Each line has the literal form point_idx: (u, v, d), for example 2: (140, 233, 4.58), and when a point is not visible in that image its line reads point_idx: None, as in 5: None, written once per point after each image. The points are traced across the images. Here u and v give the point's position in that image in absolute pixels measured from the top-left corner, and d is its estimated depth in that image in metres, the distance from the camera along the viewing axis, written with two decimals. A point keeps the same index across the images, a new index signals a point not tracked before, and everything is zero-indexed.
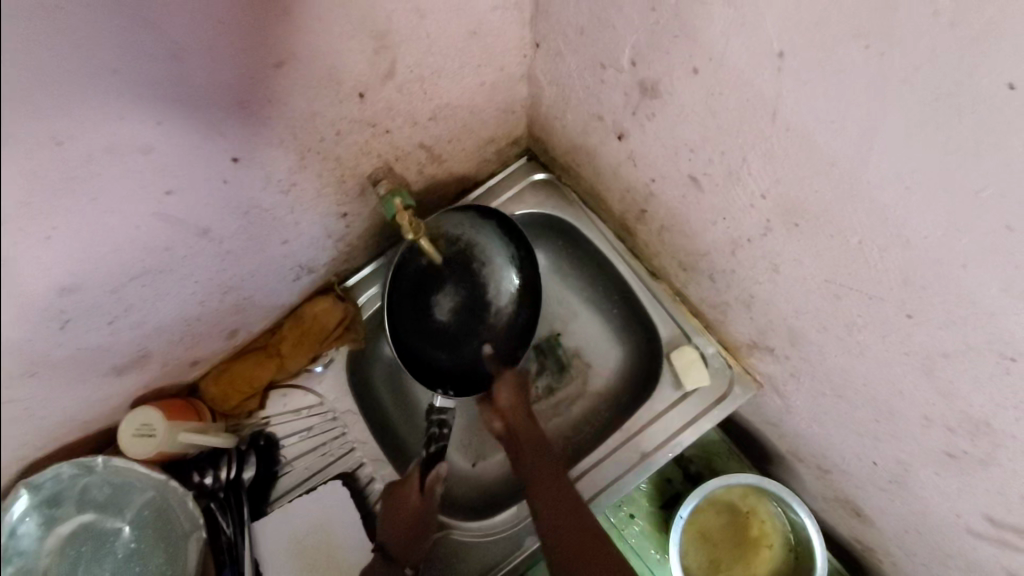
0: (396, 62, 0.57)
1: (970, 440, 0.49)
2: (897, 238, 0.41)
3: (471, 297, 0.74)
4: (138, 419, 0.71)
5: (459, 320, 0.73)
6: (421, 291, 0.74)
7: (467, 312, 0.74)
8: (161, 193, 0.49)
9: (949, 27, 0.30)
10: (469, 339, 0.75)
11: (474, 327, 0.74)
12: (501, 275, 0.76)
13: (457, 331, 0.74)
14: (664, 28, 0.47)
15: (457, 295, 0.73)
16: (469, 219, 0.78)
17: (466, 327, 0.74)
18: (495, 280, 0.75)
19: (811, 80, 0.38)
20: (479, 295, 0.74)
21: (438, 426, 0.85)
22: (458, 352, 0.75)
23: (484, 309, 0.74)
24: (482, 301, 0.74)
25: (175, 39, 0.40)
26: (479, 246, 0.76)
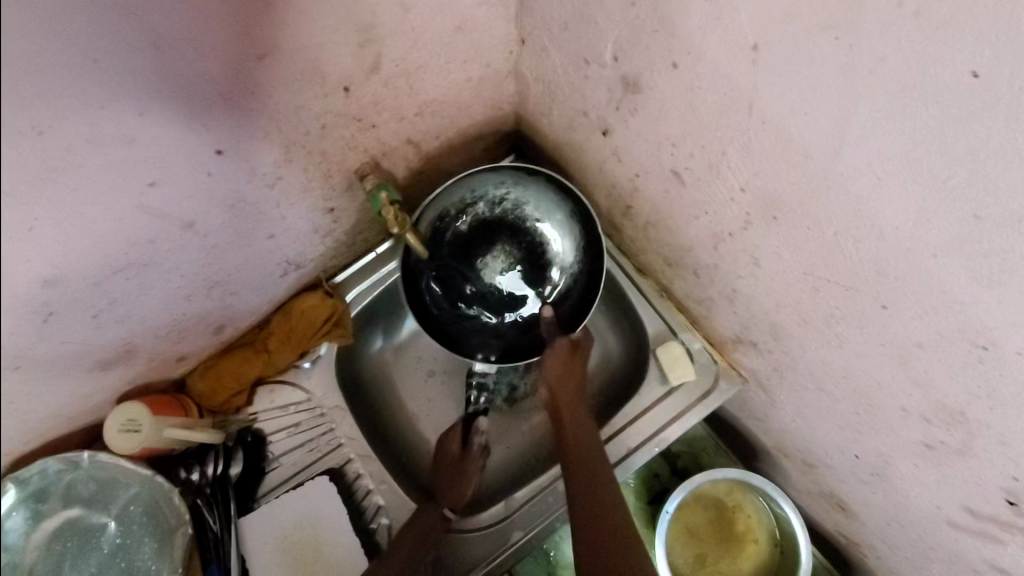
0: (382, 56, 0.57)
1: (946, 430, 0.50)
2: (870, 229, 0.41)
3: (525, 256, 0.79)
4: (123, 415, 0.71)
5: (515, 278, 0.78)
6: (475, 252, 0.78)
7: (524, 270, 0.78)
8: (144, 184, 0.49)
9: (913, 19, 0.30)
10: (528, 294, 0.79)
11: (534, 280, 0.79)
12: (553, 233, 0.79)
13: (513, 290, 0.79)
14: (644, 23, 0.48)
15: (512, 254, 0.78)
16: (512, 181, 0.80)
17: (524, 284, 0.79)
18: (548, 237, 0.79)
19: (785, 74, 0.39)
20: (535, 253, 0.79)
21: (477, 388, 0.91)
22: (516, 309, 0.80)
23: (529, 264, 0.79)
24: (538, 259, 0.79)
25: (158, 30, 0.40)
26: (529, 206, 0.79)
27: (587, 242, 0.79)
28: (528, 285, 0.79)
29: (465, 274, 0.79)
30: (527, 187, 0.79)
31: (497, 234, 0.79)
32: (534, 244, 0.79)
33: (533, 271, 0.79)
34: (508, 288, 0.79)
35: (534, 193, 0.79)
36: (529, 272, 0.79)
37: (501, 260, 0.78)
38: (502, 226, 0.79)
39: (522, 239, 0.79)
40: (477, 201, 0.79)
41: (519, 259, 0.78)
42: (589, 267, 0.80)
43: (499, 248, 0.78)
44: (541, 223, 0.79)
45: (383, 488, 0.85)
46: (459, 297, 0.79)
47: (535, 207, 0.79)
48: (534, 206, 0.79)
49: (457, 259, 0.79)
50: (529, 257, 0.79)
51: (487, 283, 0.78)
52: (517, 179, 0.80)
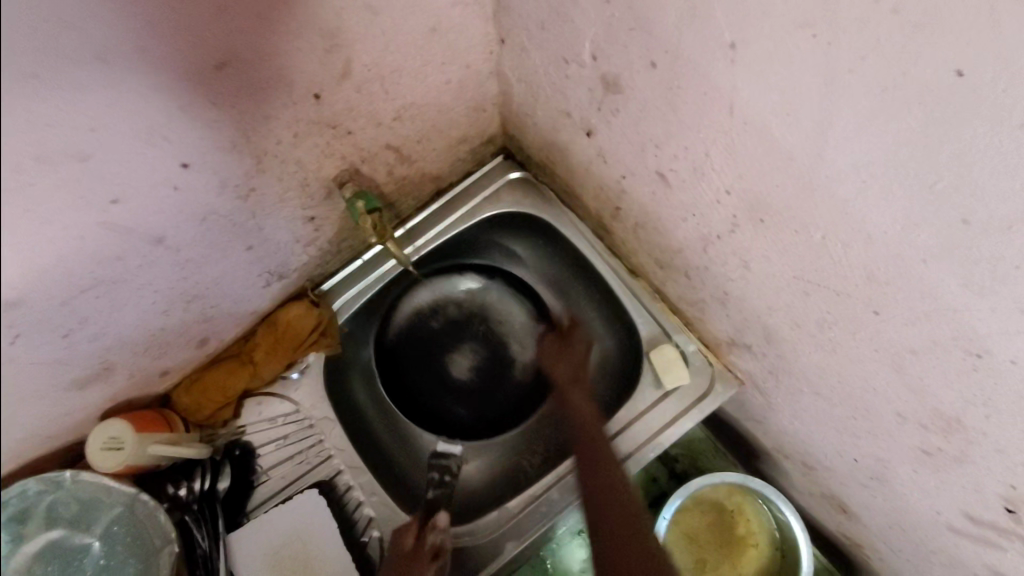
0: (351, 61, 0.55)
1: (944, 437, 0.48)
2: (859, 233, 0.39)
3: (488, 354, 0.92)
4: (105, 433, 0.70)
5: (478, 374, 0.91)
6: (446, 350, 0.92)
7: (486, 366, 0.91)
8: (105, 202, 0.47)
9: (892, 16, 0.28)
10: (490, 387, 0.91)
11: (494, 374, 0.91)
12: (517, 331, 0.92)
13: (477, 385, 0.91)
14: (619, 21, 0.46)
15: (476, 353, 0.92)
16: (476, 285, 0.93)
17: (487, 378, 0.91)
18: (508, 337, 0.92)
19: (764, 72, 0.37)
20: (497, 351, 0.92)
21: (440, 472, 0.85)
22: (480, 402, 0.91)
23: (497, 362, 0.92)
24: (499, 356, 0.92)
25: (105, 43, 0.38)
26: (491, 307, 0.93)
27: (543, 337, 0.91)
28: (491, 378, 0.91)
29: (436, 372, 0.91)
30: (491, 289, 0.93)
31: (462, 336, 0.92)
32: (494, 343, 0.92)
33: (495, 365, 0.92)
34: (475, 383, 0.91)
35: (495, 297, 0.93)
36: (491, 367, 0.92)
37: (468, 356, 0.92)
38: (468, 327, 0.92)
39: (485, 340, 0.92)
40: (446, 304, 0.93)
41: (482, 357, 0.91)
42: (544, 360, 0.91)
43: (464, 347, 0.92)
44: (502, 323, 0.92)
45: (374, 500, 0.83)
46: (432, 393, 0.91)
47: (496, 309, 0.93)
48: (497, 308, 0.93)
49: (429, 357, 0.92)
50: (492, 353, 0.92)
51: (456, 378, 0.91)
52: (482, 283, 0.93)
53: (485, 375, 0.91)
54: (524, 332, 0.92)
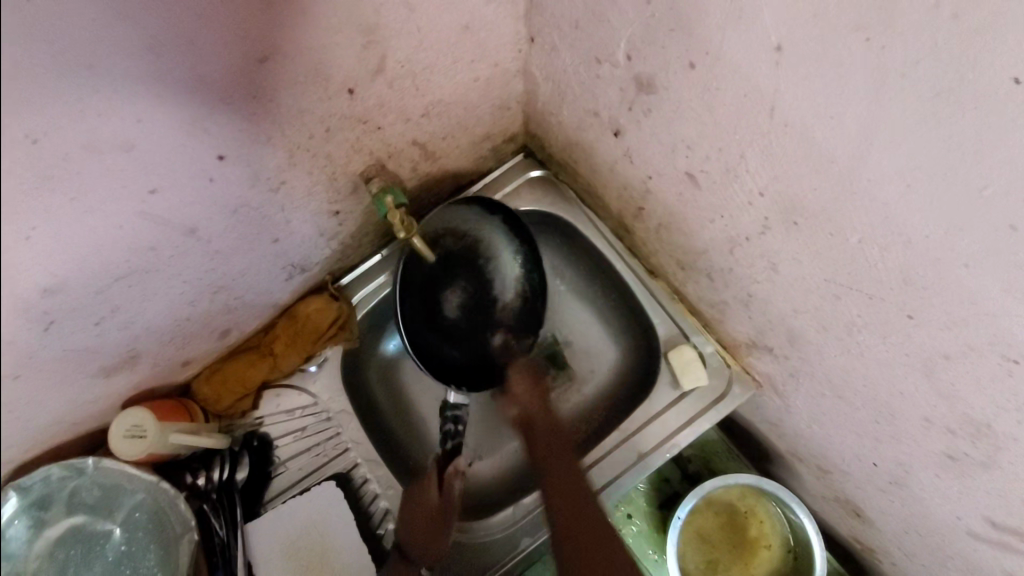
0: (386, 57, 0.56)
1: (971, 443, 0.48)
2: (897, 237, 0.40)
3: (481, 293, 0.76)
4: (128, 421, 0.70)
5: (468, 318, 0.76)
6: (434, 284, 0.76)
7: (477, 308, 0.76)
8: (144, 191, 0.48)
9: (952, 21, 0.28)
10: (479, 332, 0.77)
11: (485, 320, 0.76)
12: (511, 271, 0.78)
13: (467, 327, 0.76)
14: (659, 22, 0.46)
15: (468, 289, 0.75)
16: (475, 218, 0.79)
17: (478, 321, 0.76)
18: (501, 276, 0.77)
19: (809, 76, 0.37)
20: (490, 291, 0.77)
21: (453, 421, 0.84)
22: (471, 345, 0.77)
23: (489, 306, 0.76)
24: (492, 297, 0.77)
25: (156, 34, 0.39)
26: (489, 242, 0.78)
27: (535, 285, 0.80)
28: (482, 323, 0.76)
29: (424, 306, 0.76)
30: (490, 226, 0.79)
31: (455, 266, 0.76)
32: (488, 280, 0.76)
33: (486, 309, 0.76)
34: (463, 325, 0.76)
35: (494, 232, 0.78)
36: (483, 308, 0.76)
37: (458, 294, 0.76)
38: (461, 259, 0.77)
39: (478, 275, 0.76)
40: (444, 234, 0.78)
41: (475, 296, 0.75)
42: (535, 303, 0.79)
43: (455, 281, 0.76)
44: (497, 263, 0.77)
45: (391, 494, 0.84)
46: (414, 333, 0.77)
47: (491, 246, 0.78)
48: (495, 244, 0.78)
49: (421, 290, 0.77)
50: (484, 294, 0.76)
51: (443, 317, 0.76)
52: (483, 218, 0.79)
53: (477, 323, 0.76)
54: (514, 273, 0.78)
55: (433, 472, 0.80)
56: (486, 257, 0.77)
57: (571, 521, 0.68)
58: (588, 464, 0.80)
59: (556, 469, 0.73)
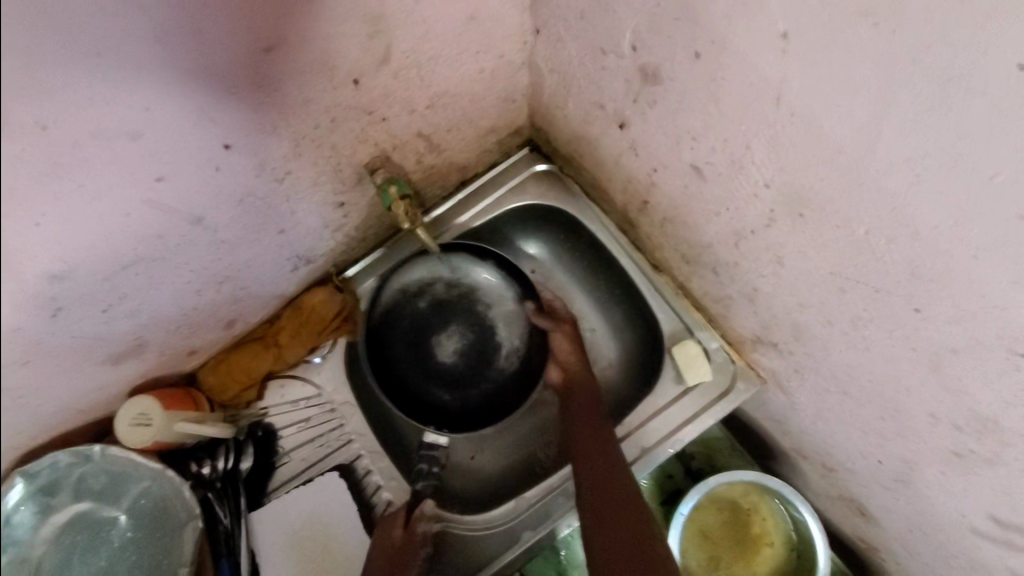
0: (392, 47, 0.56)
1: (977, 439, 0.48)
2: (904, 228, 0.39)
3: (478, 340, 0.85)
4: (134, 410, 0.71)
5: (465, 360, 0.84)
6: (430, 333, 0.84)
7: (474, 353, 0.85)
8: (151, 179, 0.48)
9: (960, 5, 0.28)
10: (478, 373, 0.85)
11: (482, 363, 0.85)
12: (506, 317, 0.86)
13: (463, 370, 0.85)
14: (665, 11, 0.46)
15: (464, 336, 0.85)
16: (468, 264, 0.85)
17: (475, 365, 0.85)
18: (500, 322, 0.86)
19: (816, 63, 0.37)
20: (485, 336, 0.85)
21: (427, 463, 0.84)
22: (465, 391, 0.84)
23: (485, 352, 0.85)
24: (486, 341, 0.85)
25: (162, 21, 0.39)
26: (484, 291, 0.86)
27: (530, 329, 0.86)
28: (481, 368, 0.85)
29: (416, 355, 0.84)
30: (485, 275, 0.86)
31: (448, 315, 0.85)
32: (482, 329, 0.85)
33: (483, 354, 0.85)
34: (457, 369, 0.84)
35: (486, 275, 0.86)
36: (479, 352, 0.85)
37: (455, 340, 0.85)
38: (456, 308, 0.85)
39: (474, 321, 0.85)
40: (434, 283, 0.85)
41: (472, 343, 0.84)
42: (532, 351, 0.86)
43: (451, 328, 0.85)
44: (493, 309, 0.86)
45: (393, 485, 0.85)
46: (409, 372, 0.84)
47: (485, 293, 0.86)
48: (488, 292, 0.86)
49: (410, 339, 0.84)
50: (482, 339, 0.85)
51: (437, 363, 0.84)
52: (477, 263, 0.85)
53: (474, 366, 0.85)
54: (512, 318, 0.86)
55: (399, 510, 0.78)
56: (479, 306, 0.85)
57: (605, 489, 0.68)
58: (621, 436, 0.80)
59: (597, 436, 0.74)
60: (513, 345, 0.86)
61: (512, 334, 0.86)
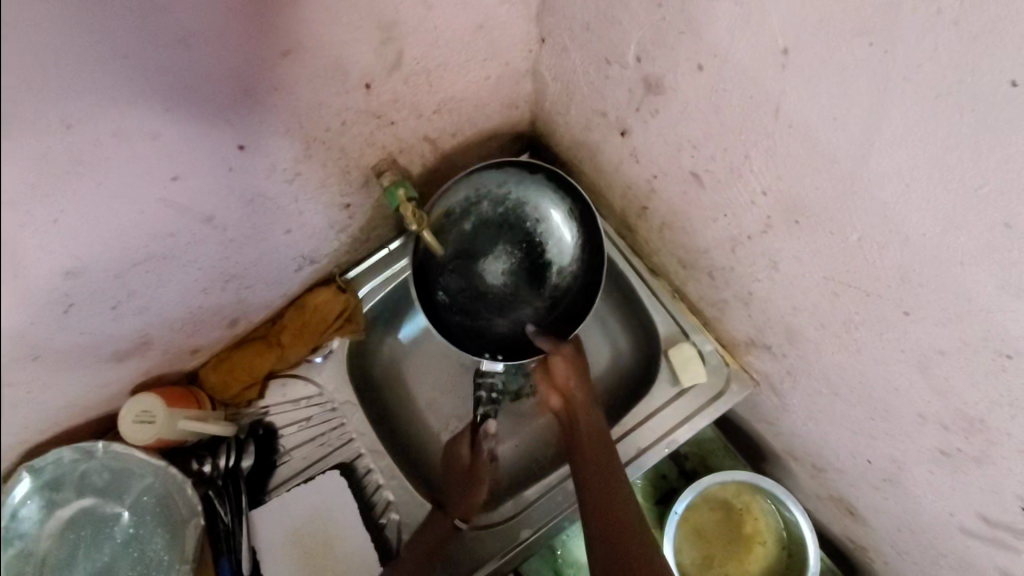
0: (402, 54, 0.57)
1: (964, 438, 0.50)
2: (895, 235, 0.41)
3: (528, 259, 0.79)
4: (139, 407, 0.72)
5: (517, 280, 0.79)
6: (478, 253, 0.79)
7: (524, 274, 0.79)
8: (166, 178, 0.49)
9: (951, 26, 0.30)
10: (531, 292, 0.80)
11: (535, 281, 0.79)
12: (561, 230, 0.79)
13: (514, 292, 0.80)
14: (670, 25, 0.48)
15: (514, 253, 0.78)
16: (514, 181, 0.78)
17: (528, 284, 0.79)
18: (553, 236, 0.79)
19: (814, 78, 0.39)
20: (536, 253, 0.79)
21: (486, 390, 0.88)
22: (518, 315, 0.80)
23: (541, 270, 0.79)
24: (539, 259, 0.79)
25: (184, 24, 0.40)
26: (534, 206, 0.79)
27: (585, 244, 0.79)
28: (535, 287, 0.79)
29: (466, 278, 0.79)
30: (530, 189, 0.79)
31: (498, 233, 0.79)
32: (534, 246, 0.79)
33: (534, 271, 0.79)
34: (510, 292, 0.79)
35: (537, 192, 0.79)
36: (531, 268, 0.79)
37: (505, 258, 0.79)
38: (506, 224, 0.79)
39: (524, 238, 0.79)
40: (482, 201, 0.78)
41: (520, 265, 0.79)
42: (587, 273, 0.79)
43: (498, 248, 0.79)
44: (542, 225, 0.79)
45: (393, 483, 0.85)
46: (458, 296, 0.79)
47: (533, 207, 0.79)
48: (539, 206, 0.79)
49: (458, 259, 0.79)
50: (534, 254, 0.79)
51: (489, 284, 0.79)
52: (525, 178, 0.79)
53: (529, 286, 0.79)
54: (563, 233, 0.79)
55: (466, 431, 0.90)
56: (529, 221, 0.79)
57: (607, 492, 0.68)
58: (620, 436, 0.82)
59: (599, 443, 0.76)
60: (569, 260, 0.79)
61: (567, 253, 0.79)
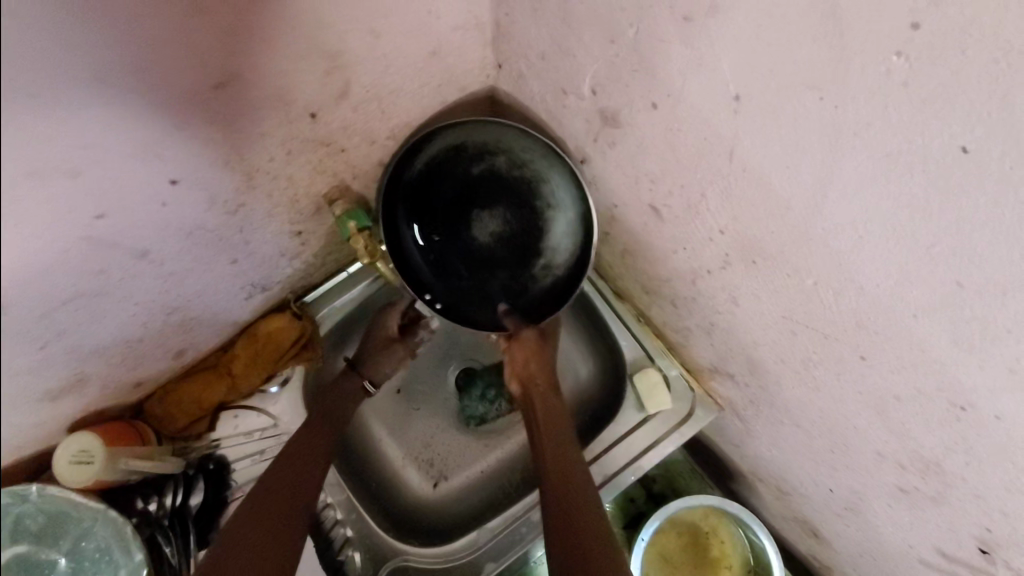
0: (351, 82, 0.55)
1: (921, 478, 0.50)
2: (850, 283, 0.40)
3: (520, 234, 0.71)
4: (74, 446, 0.67)
5: (499, 247, 0.71)
6: (471, 203, 0.70)
7: (509, 245, 0.71)
8: (91, 217, 0.46)
9: (902, 88, 0.29)
10: (509, 266, 0.73)
11: (516, 258, 0.72)
12: (562, 226, 0.71)
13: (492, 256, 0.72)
14: (623, 61, 0.46)
15: (507, 222, 0.70)
16: (541, 151, 0.68)
17: (511, 260, 0.72)
18: (551, 228, 0.71)
19: (766, 128, 0.37)
20: (531, 236, 0.71)
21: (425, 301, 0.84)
22: (484, 280, 0.73)
23: (526, 252, 0.72)
24: (531, 242, 0.71)
25: (100, 60, 0.37)
26: (548, 188, 0.70)
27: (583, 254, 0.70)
28: (515, 265, 0.72)
29: (450, 219, 0.71)
30: (555, 166, 0.68)
31: (500, 193, 0.70)
32: (532, 227, 0.71)
33: (518, 249, 0.72)
34: (488, 254, 0.72)
35: (559, 177, 0.69)
36: (518, 246, 0.71)
37: (497, 221, 0.71)
38: (512, 192, 0.70)
39: (525, 212, 0.71)
40: (498, 154, 0.69)
41: (509, 234, 0.71)
42: (572, 280, 0.72)
43: (492, 208, 0.71)
44: (550, 211, 0.70)
45: (353, 519, 0.80)
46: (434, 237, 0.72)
47: (549, 189, 0.70)
48: (553, 191, 0.70)
49: (448, 196, 0.71)
50: (526, 237, 0.71)
51: (469, 239, 0.72)
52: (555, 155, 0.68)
53: (507, 257, 0.72)
54: (565, 229, 0.71)
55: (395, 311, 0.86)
56: (540, 200, 0.70)
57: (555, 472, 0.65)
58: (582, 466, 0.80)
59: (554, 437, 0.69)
60: (560, 259, 0.72)
61: (560, 251, 0.72)
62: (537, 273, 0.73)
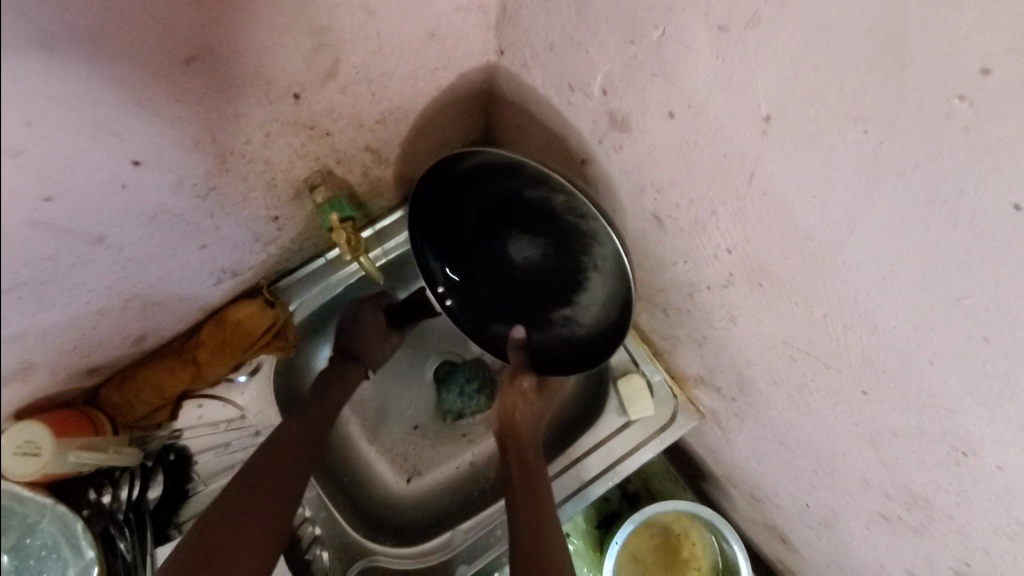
0: (340, 61, 0.50)
1: (905, 509, 0.48)
2: (864, 320, 0.39)
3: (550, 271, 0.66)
4: (22, 436, 0.60)
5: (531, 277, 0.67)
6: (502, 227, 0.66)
7: (540, 278, 0.67)
8: (37, 200, 0.40)
9: (961, 134, 0.26)
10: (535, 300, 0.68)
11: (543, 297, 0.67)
12: (598, 289, 0.63)
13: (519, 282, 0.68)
14: (641, 64, 0.43)
15: (545, 255, 0.65)
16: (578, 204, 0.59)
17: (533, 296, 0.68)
18: (587, 286, 0.64)
19: (795, 152, 0.35)
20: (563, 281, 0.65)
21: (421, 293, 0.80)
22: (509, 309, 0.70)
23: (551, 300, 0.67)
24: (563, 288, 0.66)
25: (55, 30, 0.32)
26: (598, 245, 0.61)
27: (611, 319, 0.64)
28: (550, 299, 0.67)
29: (485, 232, 0.68)
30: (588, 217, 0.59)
31: (538, 223, 0.64)
32: (564, 274, 0.65)
33: (549, 288, 0.66)
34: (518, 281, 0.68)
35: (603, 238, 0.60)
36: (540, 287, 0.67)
37: (531, 248, 0.66)
38: (551, 225, 0.63)
39: (564, 254, 0.64)
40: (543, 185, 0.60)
41: (540, 267, 0.66)
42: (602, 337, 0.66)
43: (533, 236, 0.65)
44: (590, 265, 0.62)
45: (322, 517, 0.78)
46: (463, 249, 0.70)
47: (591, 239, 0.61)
48: (603, 252, 0.61)
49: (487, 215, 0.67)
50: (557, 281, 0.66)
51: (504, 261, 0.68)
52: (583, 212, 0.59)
53: (533, 288, 0.68)
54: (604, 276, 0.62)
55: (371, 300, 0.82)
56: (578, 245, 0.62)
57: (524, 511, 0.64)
58: (557, 472, 0.79)
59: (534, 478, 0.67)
60: (588, 318, 0.65)
61: (591, 309, 0.65)
62: (567, 325, 0.67)
